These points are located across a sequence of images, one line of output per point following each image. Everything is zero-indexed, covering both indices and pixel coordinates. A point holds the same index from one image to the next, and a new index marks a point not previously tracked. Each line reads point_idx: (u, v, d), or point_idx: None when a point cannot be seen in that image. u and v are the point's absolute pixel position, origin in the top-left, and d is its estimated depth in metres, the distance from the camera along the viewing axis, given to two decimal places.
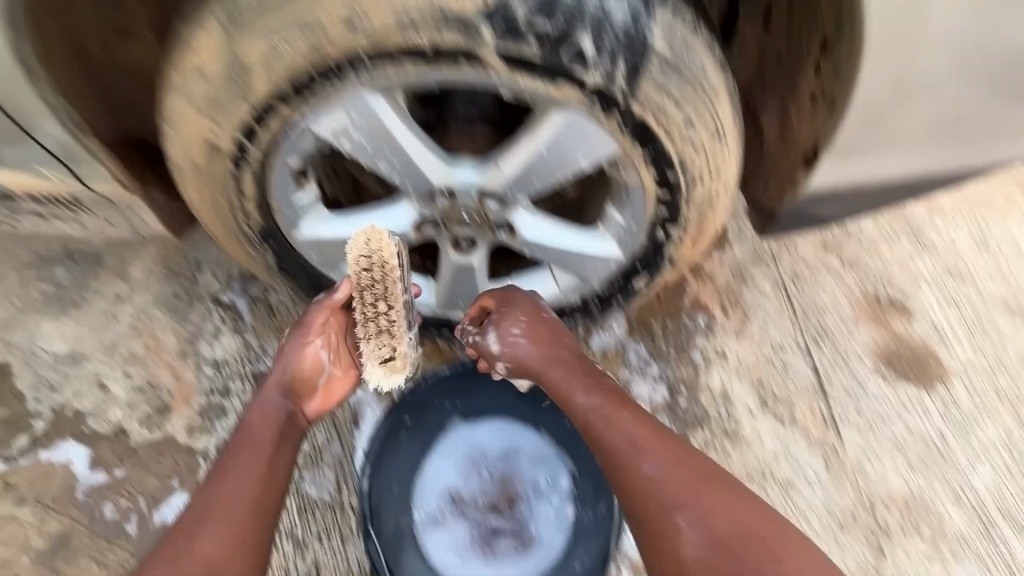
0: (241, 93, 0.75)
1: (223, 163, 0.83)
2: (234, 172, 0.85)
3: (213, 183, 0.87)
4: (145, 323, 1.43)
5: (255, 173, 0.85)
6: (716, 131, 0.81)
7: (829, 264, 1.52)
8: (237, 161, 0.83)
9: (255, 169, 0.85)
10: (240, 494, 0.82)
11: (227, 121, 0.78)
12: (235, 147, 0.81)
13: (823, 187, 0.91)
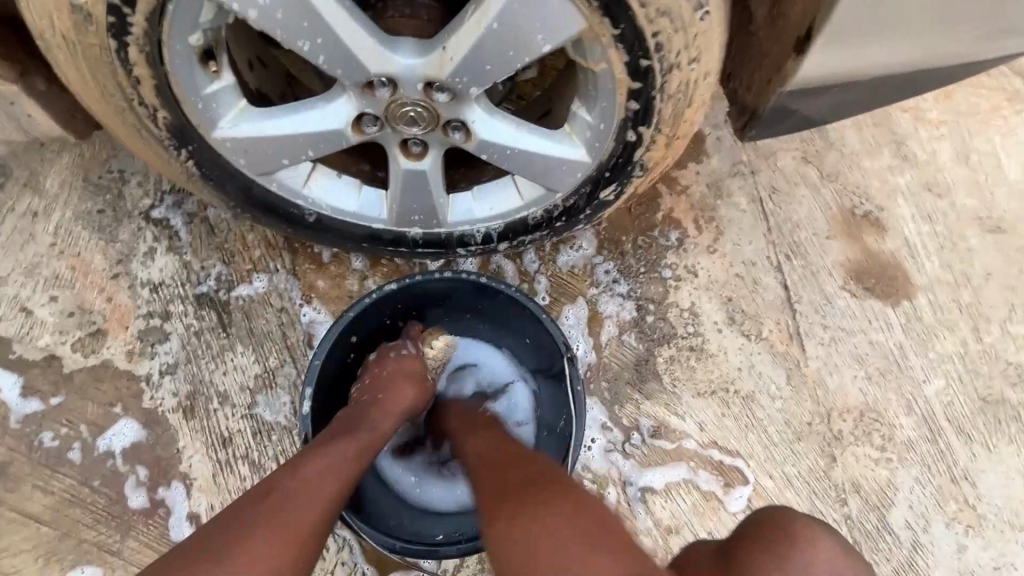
0: None
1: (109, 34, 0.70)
2: (119, 45, 0.72)
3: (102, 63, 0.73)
4: (68, 242, 1.29)
5: (147, 49, 0.73)
6: (697, 2, 0.70)
7: (807, 178, 1.45)
8: (121, 33, 0.71)
9: (144, 44, 0.72)
10: (321, 497, 0.80)
11: None
12: (115, 17, 0.69)
13: (812, 80, 0.81)
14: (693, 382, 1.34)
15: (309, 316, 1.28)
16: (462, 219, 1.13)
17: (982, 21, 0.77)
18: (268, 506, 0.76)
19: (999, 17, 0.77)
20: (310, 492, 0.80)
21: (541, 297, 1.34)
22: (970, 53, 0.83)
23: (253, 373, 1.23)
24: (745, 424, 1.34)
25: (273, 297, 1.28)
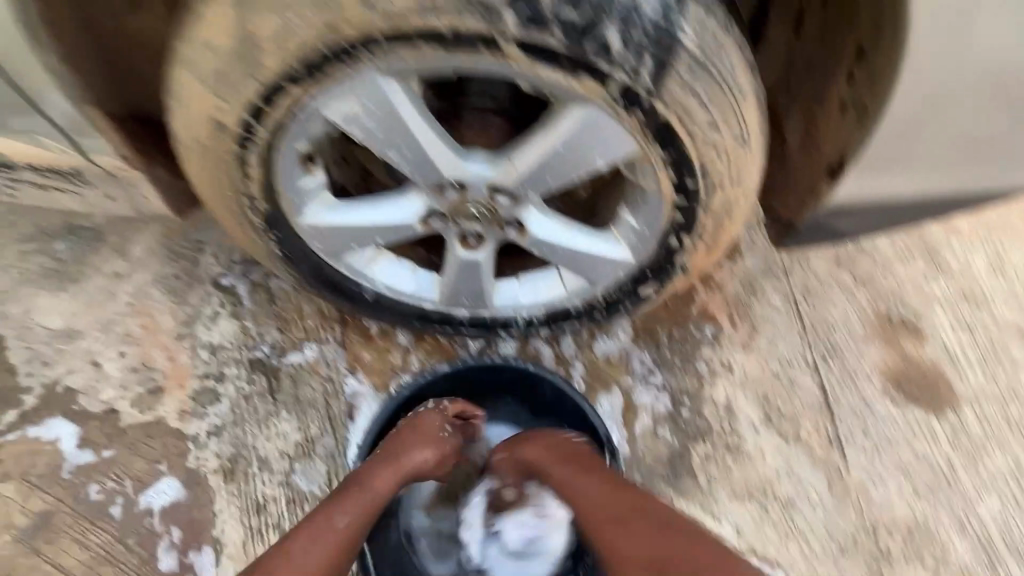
0: (250, 70, 0.72)
1: (229, 143, 0.80)
2: (239, 153, 0.82)
3: (218, 163, 0.84)
4: (143, 303, 1.40)
5: (261, 154, 0.82)
6: (742, 136, 0.77)
7: (841, 281, 1.49)
8: (242, 142, 0.80)
9: (261, 151, 0.82)
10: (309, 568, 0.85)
11: (235, 99, 0.75)
12: (241, 127, 0.78)
13: (846, 201, 0.88)
14: (730, 482, 1.31)
15: (352, 387, 1.33)
16: (507, 305, 1.19)
17: (1004, 157, 0.83)
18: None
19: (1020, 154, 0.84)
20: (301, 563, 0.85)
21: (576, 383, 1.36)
22: (997, 182, 0.89)
23: (294, 440, 1.27)
24: (785, 532, 1.28)
25: (321, 367, 1.34)
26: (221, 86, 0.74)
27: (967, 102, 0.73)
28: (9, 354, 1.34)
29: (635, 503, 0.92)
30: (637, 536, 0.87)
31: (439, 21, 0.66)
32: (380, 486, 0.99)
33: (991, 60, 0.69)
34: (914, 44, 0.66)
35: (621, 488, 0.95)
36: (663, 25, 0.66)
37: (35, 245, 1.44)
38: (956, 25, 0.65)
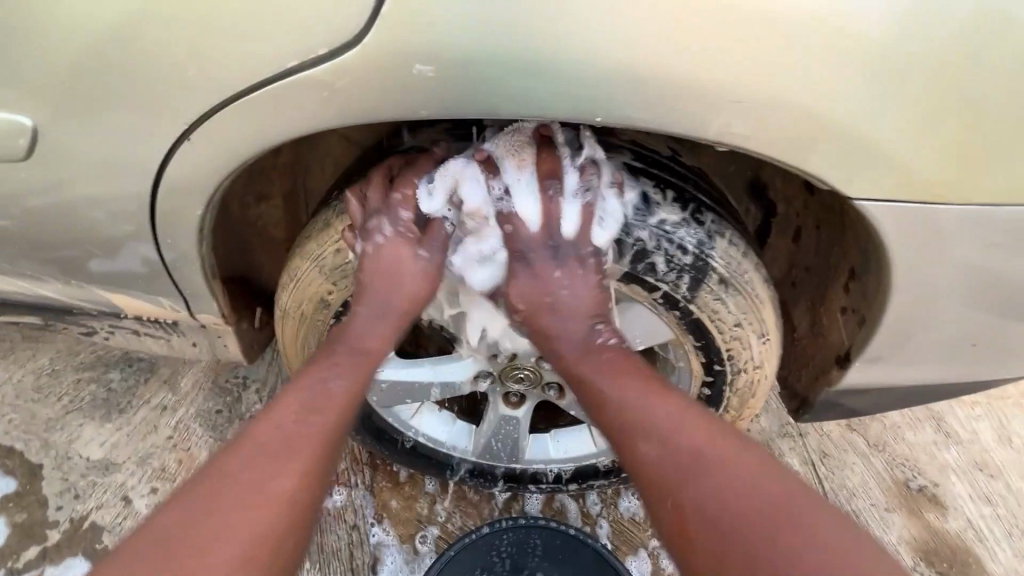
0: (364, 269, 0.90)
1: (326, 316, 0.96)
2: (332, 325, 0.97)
3: (311, 330, 0.98)
4: (183, 437, 1.45)
5: None
6: (760, 332, 0.89)
7: (855, 445, 1.55)
8: (337, 316, 0.97)
9: None
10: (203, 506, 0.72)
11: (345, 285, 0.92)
12: (342, 305, 0.95)
13: (855, 386, 0.99)
14: None
15: (377, 536, 1.30)
16: (539, 457, 1.25)
17: (994, 353, 0.95)
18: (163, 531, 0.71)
19: (1005, 352, 0.96)
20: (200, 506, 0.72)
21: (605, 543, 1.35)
22: (992, 373, 1.00)
23: None
24: None
25: (348, 513, 1.33)
26: (343, 277, 0.91)
27: (955, 314, 0.84)
28: (44, 485, 1.36)
29: (706, 437, 0.78)
30: (687, 468, 0.76)
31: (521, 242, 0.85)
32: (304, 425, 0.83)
33: (971, 288, 0.81)
34: (900, 281, 0.79)
35: (690, 415, 0.81)
36: (699, 255, 0.81)
37: (91, 375, 1.53)
38: (930, 270, 0.78)
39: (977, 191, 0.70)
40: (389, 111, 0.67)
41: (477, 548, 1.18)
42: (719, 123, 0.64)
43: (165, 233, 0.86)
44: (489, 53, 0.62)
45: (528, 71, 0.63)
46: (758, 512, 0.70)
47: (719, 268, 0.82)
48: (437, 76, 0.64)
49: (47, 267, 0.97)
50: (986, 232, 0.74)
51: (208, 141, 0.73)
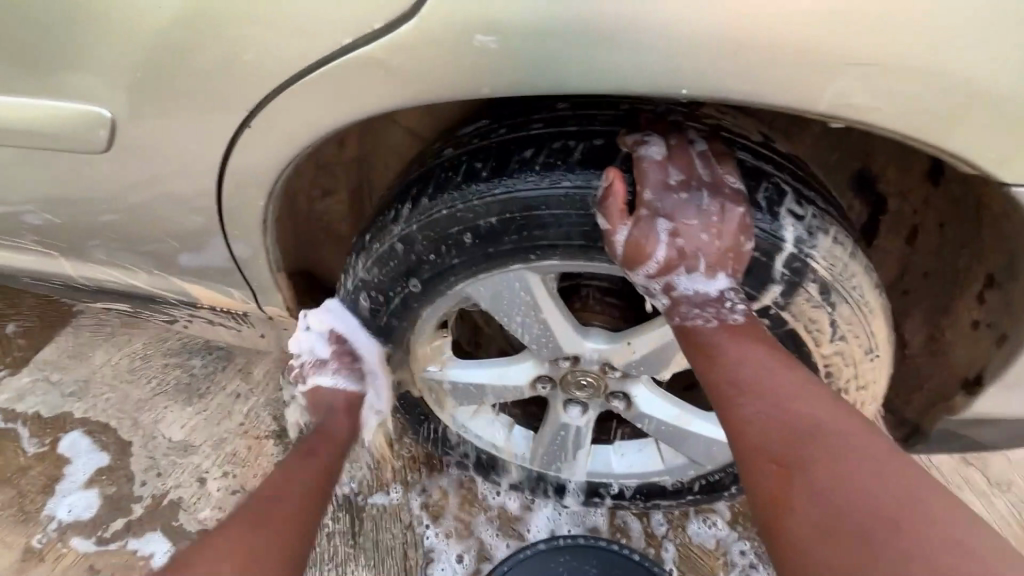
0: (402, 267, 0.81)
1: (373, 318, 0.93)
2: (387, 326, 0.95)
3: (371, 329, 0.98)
4: (253, 424, 1.51)
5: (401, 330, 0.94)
6: (868, 347, 0.74)
7: (970, 483, 1.35)
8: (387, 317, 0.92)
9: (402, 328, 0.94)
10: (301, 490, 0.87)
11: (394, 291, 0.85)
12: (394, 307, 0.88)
13: (987, 416, 0.83)
14: None
15: (431, 539, 1.27)
16: (600, 470, 1.17)
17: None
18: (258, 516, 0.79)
19: None
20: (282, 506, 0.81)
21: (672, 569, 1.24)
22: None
23: None
24: None
25: (404, 512, 1.31)
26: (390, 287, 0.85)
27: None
28: (131, 462, 1.45)
29: (823, 405, 0.60)
30: (801, 447, 0.57)
31: (574, 236, 0.69)
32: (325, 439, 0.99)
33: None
34: None
35: (813, 392, 0.62)
36: (795, 261, 0.66)
37: (176, 360, 1.64)
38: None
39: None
40: (458, 91, 0.63)
41: (539, 559, 1.17)
42: (832, 94, 0.56)
43: (231, 225, 0.87)
44: (562, 24, 0.57)
45: (604, 42, 0.57)
46: (894, 521, 0.49)
47: (824, 273, 0.67)
48: (500, 51, 0.59)
49: (131, 258, 1.02)
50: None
51: (268, 128, 0.73)
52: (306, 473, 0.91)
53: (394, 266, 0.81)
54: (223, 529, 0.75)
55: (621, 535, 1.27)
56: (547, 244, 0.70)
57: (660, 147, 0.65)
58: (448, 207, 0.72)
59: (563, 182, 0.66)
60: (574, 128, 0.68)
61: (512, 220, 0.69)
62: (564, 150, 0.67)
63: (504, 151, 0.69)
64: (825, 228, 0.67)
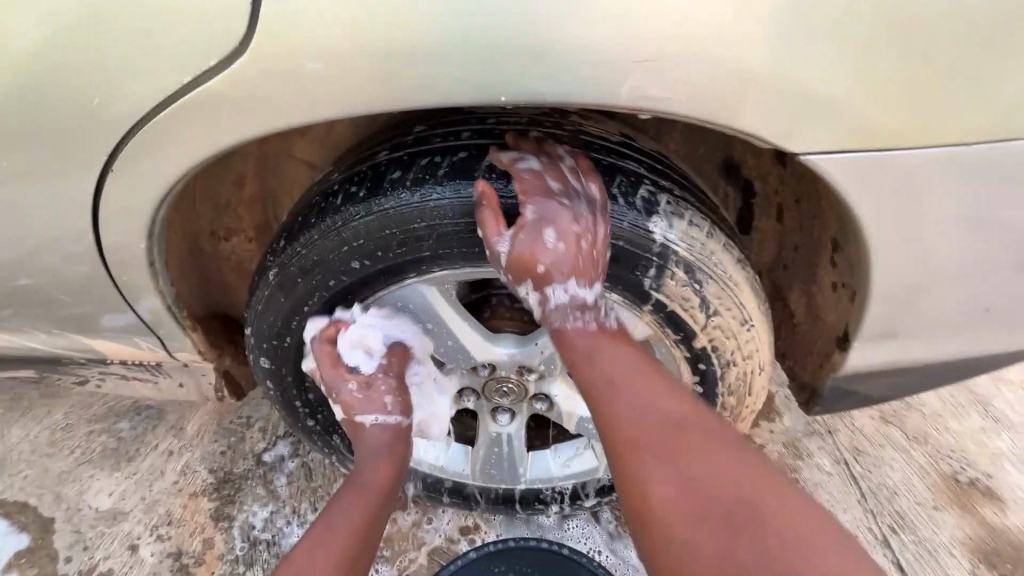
0: (303, 295, 0.82)
1: (284, 352, 0.92)
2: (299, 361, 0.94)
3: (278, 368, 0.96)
4: (189, 481, 1.45)
5: (315, 361, 0.94)
6: (742, 318, 0.80)
7: (893, 439, 1.45)
8: (298, 351, 0.92)
9: (315, 360, 0.94)
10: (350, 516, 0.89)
11: (299, 322, 0.86)
12: (305, 337, 0.89)
13: (862, 368, 0.89)
14: None
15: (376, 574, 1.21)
16: (542, 476, 1.17)
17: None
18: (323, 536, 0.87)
19: None
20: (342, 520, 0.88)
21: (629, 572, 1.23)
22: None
23: None
24: None
25: None
26: (292, 317, 0.85)
27: (981, 277, 0.74)
28: (55, 539, 1.37)
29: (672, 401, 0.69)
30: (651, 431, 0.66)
31: (459, 246, 0.72)
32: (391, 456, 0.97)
33: (996, 245, 0.71)
34: (874, 231, 0.69)
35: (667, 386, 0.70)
36: (658, 244, 0.72)
37: (100, 426, 1.55)
38: (931, 225, 0.68)
39: (976, 133, 0.62)
40: (304, 118, 0.64)
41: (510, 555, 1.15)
42: (630, 87, 0.58)
43: (114, 276, 0.85)
44: (401, 40, 0.58)
45: (421, 52, 0.58)
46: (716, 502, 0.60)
47: (686, 254, 0.73)
48: (332, 62, 0.60)
49: (25, 320, 0.99)
50: (997, 176, 0.65)
51: (129, 169, 0.70)
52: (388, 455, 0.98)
53: (291, 296, 0.83)
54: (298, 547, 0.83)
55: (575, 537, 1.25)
56: (430, 256, 0.74)
57: (520, 162, 0.70)
58: (331, 231, 0.74)
59: (432, 196, 0.69)
60: (439, 147, 0.72)
61: (396, 238, 0.72)
62: (431, 166, 0.70)
63: (376, 174, 0.72)
64: (679, 209, 0.73)
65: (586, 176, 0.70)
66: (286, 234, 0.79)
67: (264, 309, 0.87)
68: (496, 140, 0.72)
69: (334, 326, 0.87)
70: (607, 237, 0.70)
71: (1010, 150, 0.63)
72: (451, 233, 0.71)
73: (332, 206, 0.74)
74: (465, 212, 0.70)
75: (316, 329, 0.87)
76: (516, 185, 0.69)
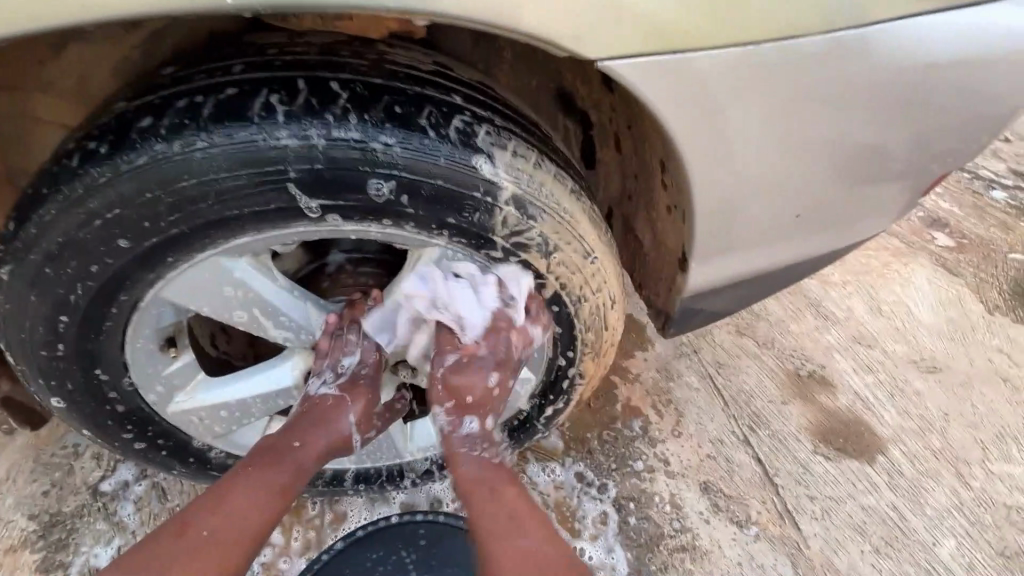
0: (61, 287, 0.65)
1: (63, 362, 0.74)
2: (90, 370, 0.76)
3: (62, 384, 0.78)
4: (1, 534, 1.19)
5: (111, 367, 0.77)
6: (585, 251, 0.78)
7: (747, 348, 1.59)
8: (83, 359, 0.74)
9: (111, 367, 0.77)
10: (253, 509, 0.75)
11: (68, 323, 0.69)
12: (85, 341, 0.71)
13: (703, 286, 0.92)
14: None
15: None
16: (423, 447, 1.03)
17: (838, 220, 0.91)
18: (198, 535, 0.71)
19: (840, 218, 0.91)
20: (243, 512, 0.74)
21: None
22: (840, 242, 0.98)
23: None
24: None
25: None
26: (57, 316, 0.68)
27: (790, 183, 0.78)
28: None
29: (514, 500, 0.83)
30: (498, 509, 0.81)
31: (249, 205, 0.60)
32: (311, 453, 0.82)
33: (796, 150, 0.74)
34: (689, 146, 0.69)
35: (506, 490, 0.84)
36: (482, 179, 0.65)
37: None
38: (740, 134, 0.69)
39: (760, 32, 0.62)
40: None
41: (399, 532, 1.08)
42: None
43: None
44: None
45: None
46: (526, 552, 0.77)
47: (515, 187, 0.68)
48: None
49: None
50: (786, 79, 0.67)
51: None
52: (309, 454, 0.82)
53: (47, 291, 0.65)
54: (179, 520, 0.73)
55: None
56: (216, 221, 0.61)
57: (307, 96, 0.59)
58: (74, 203, 0.59)
59: (197, 145, 0.57)
60: (202, 84, 0.59)
61: (163, 201, 0.58)
62: (191, 108, 0.57)
63: (122, 123, 0.58)
64: (501, 140, 0.67)
65: (389, 108, 0.61)
66: (21, 212, 0.62)
67: (17, 313, 0.68)
68: (275, 72, 0.60)
69: (122, 322, 0.71)
70: (424, 178, 0.62)
71: (795, 49, 0.65)
72: (232, 188, 0.59)
73: (72, 169, 0.58)
74: (246, 162, 0.58)
75: (94, 328, 0.70)
76: (304, 124, 0.58)
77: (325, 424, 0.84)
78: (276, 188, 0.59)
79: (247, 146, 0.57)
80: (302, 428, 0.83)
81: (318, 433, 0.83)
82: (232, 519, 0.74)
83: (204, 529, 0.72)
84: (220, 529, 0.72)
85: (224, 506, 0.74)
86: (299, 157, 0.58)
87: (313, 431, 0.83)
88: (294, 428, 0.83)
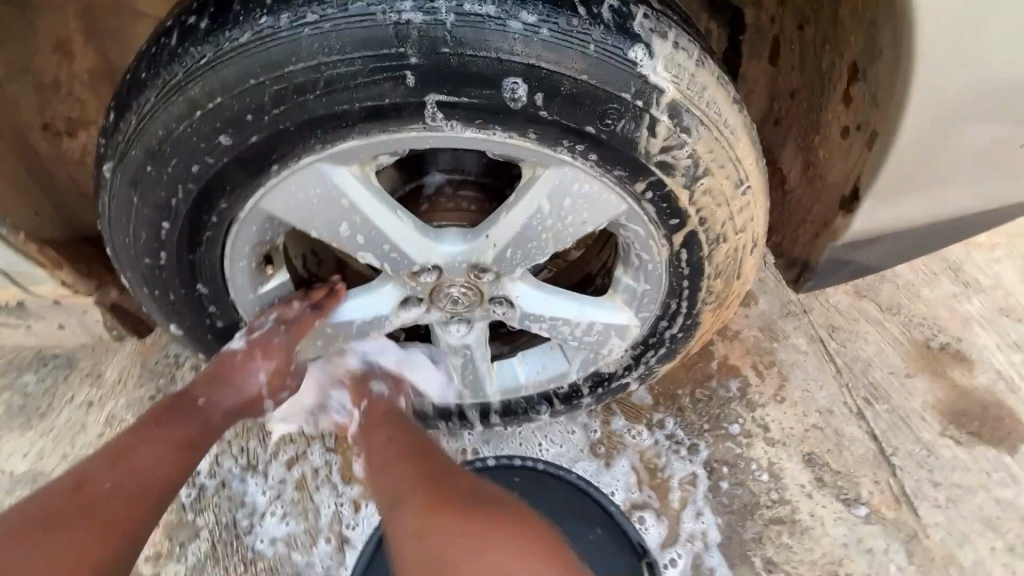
0: (164, 189, 0.60)
1: (166, 273, 0.71)
2: (190, 284, 0.73)
3: (165, 296, 0.76)
4: (116, 430, 1.26)
5: (211, 282, 0.74)
6: (737, 179, 0.65)
7: (866, 312, 1.40)
8: (184, 271, 0.71)
9: (211, 282, 0.74)
10: (159, 458, 0.74)
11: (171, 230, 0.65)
12: (184, 250, 0.68)
13: (867, 232, 0.77)
14: (794, 566, 1.12)
15: (345, 506, 1.11)
16: (510, 386, 0.98)
17: None
18: (93, 490, 0.68)
19: None
20: (152, 459, 0.73)
21: (616, 492, 1.18)
22: None
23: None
24: None
25: (299, 476, 1.13)
26: (160, 223, 0.64)
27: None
28: None
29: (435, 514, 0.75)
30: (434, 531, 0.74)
31: (362, 97, 0.51)
32: (215, 413, 0.82)
33: None
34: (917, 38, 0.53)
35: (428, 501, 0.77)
36: (636, 75, 0.53)
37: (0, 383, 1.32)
38: (988, 24, 0.52)
39: None
40: None
41: (497, 474, 1.16)
42: None
43: None
44: None
45: None
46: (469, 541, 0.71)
47: (672, 88, 0.55)
48: None
49: None
50: None
51: None
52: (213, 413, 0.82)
53: (148, 193, 0.61)
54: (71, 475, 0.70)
55: (558, 456, 1.20)
56: (325, 117, 0.53)
57: None
58: (175, 90, 0.53)
59: (306, 19, 0.49)
60: None
61: (268, 89, 0.51)
62: None
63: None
64: (660, 28, 0.54)
65: None
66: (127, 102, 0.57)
67: (120, 215, 0.65)
68: None
69: (221, 234, 0.66)
70: (569, 69, 0.51)
71: None
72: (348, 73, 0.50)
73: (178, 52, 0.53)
74: (366, 42, 0.49)
75: (194, 239, 0.66)
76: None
77: (235, 385, 0.83)
78: (398, 75, 0.50)
79: (371, 22, 0.48)
80: (208, 386, 0.82)
81: (226, 387, 0.82)
82: (138, 468, 0.72)
83: (108, 479, 0.69)
84: (122, 481, 0.70)
85: (127, 459, 0.72)
86: (427, 39, 0.49)
87: (219, 393, 0.82)
88: (214, 386, 0.82)
